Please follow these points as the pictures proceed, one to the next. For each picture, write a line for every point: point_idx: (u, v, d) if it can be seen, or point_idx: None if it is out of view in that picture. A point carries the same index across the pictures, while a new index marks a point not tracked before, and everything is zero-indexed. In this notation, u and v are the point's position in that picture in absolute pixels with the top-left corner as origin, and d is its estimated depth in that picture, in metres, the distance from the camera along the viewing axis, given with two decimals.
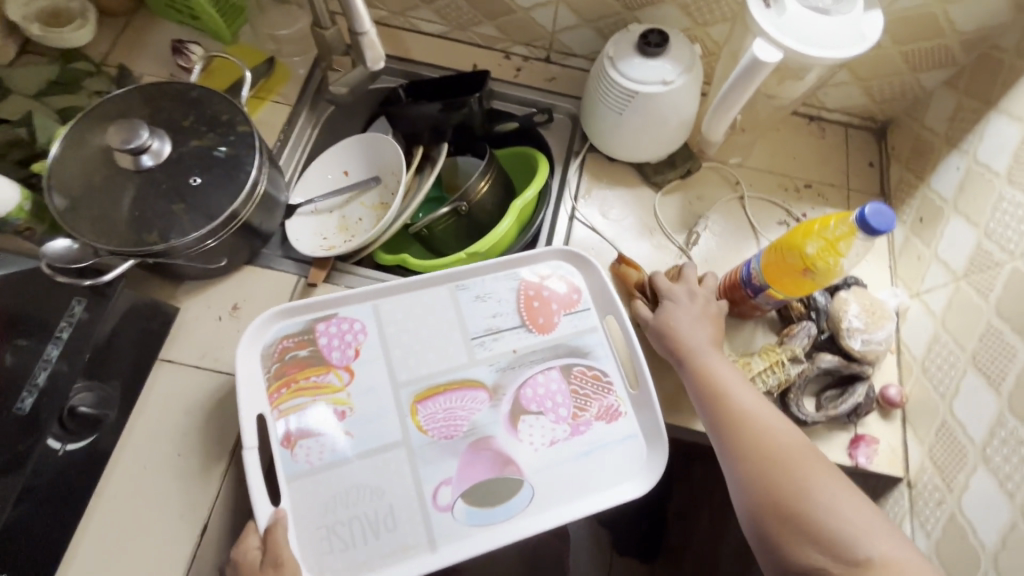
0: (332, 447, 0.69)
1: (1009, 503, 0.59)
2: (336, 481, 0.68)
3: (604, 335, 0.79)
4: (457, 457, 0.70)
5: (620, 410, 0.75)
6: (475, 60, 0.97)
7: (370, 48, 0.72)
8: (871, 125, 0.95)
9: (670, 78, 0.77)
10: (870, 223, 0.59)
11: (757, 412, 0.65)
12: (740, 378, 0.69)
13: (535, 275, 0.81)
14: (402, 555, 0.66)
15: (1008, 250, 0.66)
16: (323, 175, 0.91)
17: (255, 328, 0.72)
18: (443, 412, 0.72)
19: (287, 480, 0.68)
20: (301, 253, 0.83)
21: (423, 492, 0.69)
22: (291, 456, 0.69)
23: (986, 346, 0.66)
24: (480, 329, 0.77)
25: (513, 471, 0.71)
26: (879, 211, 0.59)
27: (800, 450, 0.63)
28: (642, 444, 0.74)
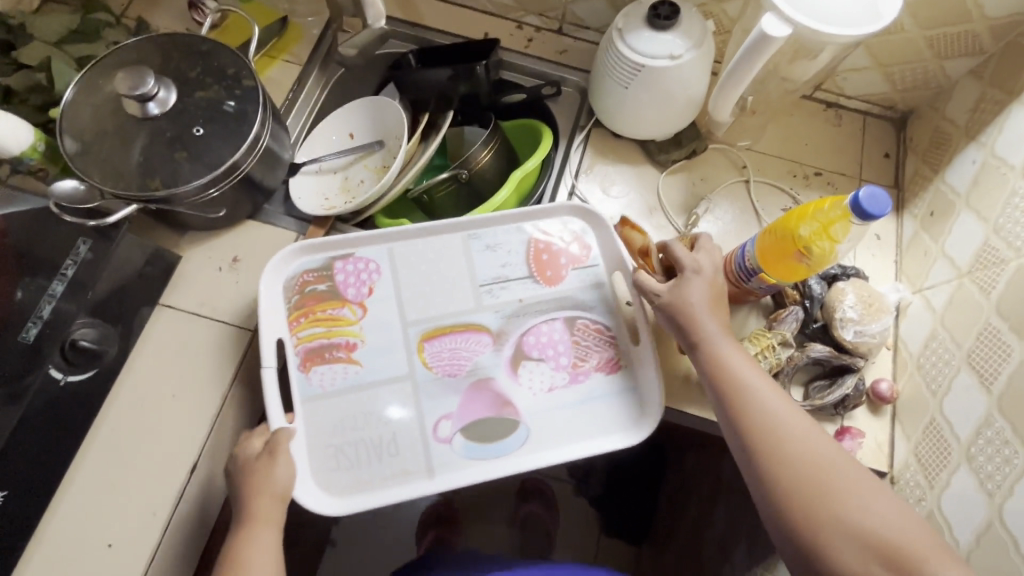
0: (346, 375, 0.73)
1: (988, 502, 0.58)
2: (347, 406, 0.72)
3: (609, 291, 0.79)
4: (458, 394, 0.73)
5: (620, 363, 0.76)
6: (487, 28, 0.96)
7: (372, 6, 0.77)
8: (891, 114, 0.92)
9: (679, 53, 0.75)
10: (863, 207, 0.58)
11: (776, 407, 0.60)
12: (755, 369, 0.64)
13: (549, 231, 0.82)
14: (399, 480, 0.70)
15: (1014, 246, 0.64)
16: (328, 137, 0.92)
17: (279, 259, 0.76)
18: (447, 350, 0.75)
19: (302, 401, 0.72)
20: (303, 210, 0.84)
21: (424, 424, 0.72)
22: (306, 380, 0.73)
23: (982, 344, 0.64)
24: (488, 278, 0.79)
25: (511, 413, 0.73)
26: (874, 191, 0.58)
27: (824, 448, 0.58)
28: (639, 398, 0.75)
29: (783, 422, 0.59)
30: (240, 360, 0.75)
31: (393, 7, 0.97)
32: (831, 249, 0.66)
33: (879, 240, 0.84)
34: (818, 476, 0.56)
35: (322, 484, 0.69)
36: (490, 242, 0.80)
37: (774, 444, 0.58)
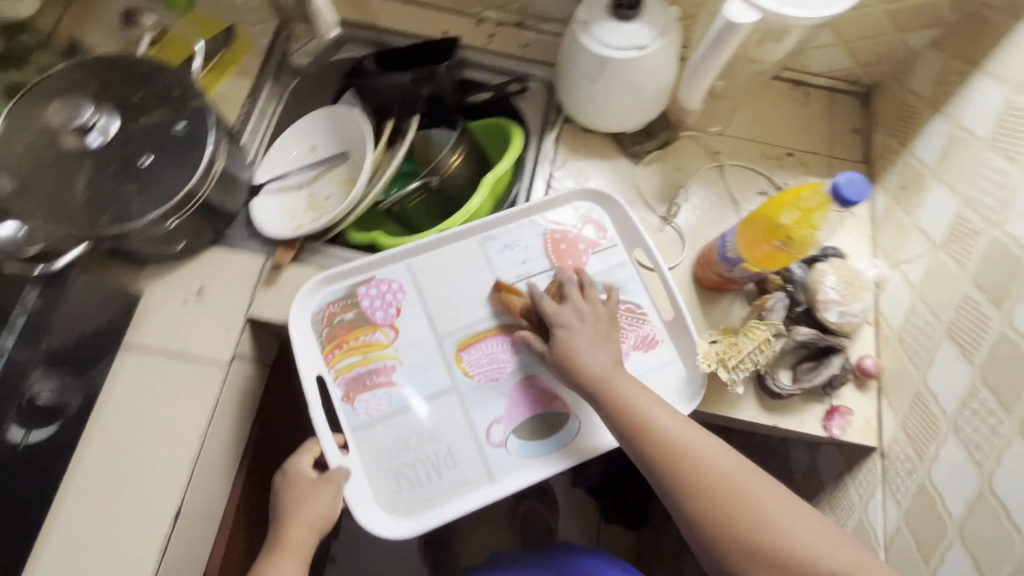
0: (388, 398, 0.73)
1: (977, 473, 0.59)
2: (395, 427, 0.72)
3: (639, 281, 0.79)
4: (504, 399, 0.74)
5: (657, 338, 0.77)
6: (446, 26, 0.93)
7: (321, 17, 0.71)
8: (856, 89, 0.92)
9: (645, 43, 0.73)
10: (842, 193, 0.57)
11: (683, 436, 0.63)
12: (650, 397, 0.66)
13: (562, 220, 0.81)
14: (462, 488, 0.71)
15: (987, 218, 0.65)
16: (286, 153, 0.87)
17: (304, 296, 0.75)
18: (488, 357, 0.75)
19: (352, 431, 0.72)
20: (268, 232, 0.80)
21: (476, 432, 0.73)
22: (352, 410, 0.73)
23: (962, 317, 0.65)
24: (515, 278, 0.79)
25: (560, 406, 0.74)
26: (852, 177, 0.58)
27: (729, 464, 0.62)
28: (682, 369, 0.76)
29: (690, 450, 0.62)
30: (217, 395, 0.72)
31: (345, 9, 0.93)
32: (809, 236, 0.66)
33: (854, 217, 0.84)
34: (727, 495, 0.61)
35: (390, 507, 0.70)
36: (508, 242, 0.79)
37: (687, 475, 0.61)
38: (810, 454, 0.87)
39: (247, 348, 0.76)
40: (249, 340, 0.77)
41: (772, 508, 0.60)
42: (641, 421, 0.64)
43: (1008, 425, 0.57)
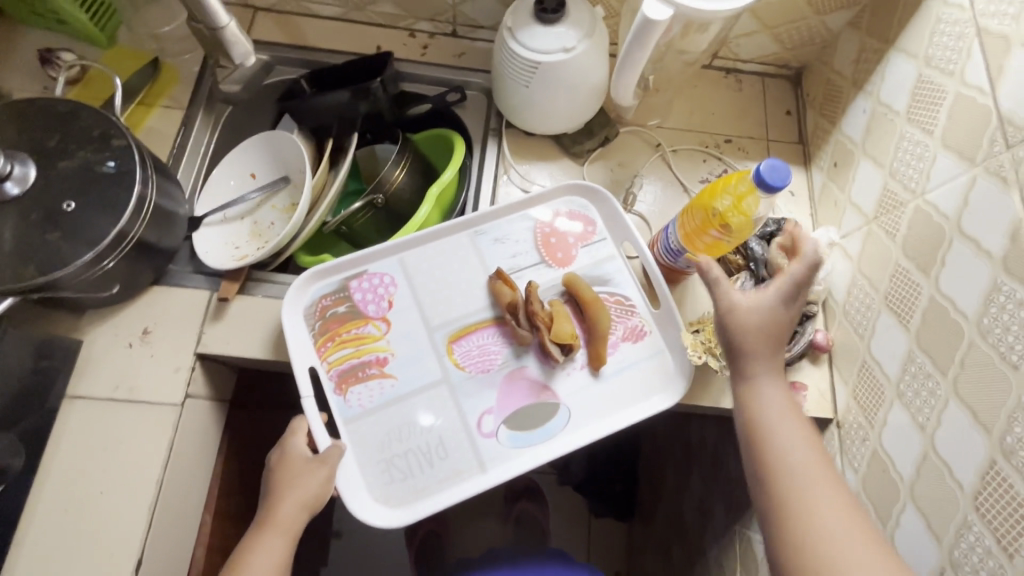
0: (382, 390, 0.73)
1: (921, 435, 0.61)
2: (388, 420, 0.72)
3: (623, 265, 0.80)
4: (495, 388, 0.74)
5: (645, 330, 0.77)
6: (379, 41, 0.92)
7: (237, 42, 0.65)
8: (786, 73, 0.95)
9: (571, 45, 0.74)
10: (766, 179, 0.59)
11: (808, 466, 0.56)
12: (794, 419, 0.60)
13: (546, 215, 0.82)
14: (453, 480, 0.70)
15: (910, 188, 0.67)
16: (225, 183, 0.85)
17: (294, 290, 0.74)
18: (477, 348, 0.75)
19: (345, 423, 0.71)
20: (211, 265, 0.78)
21: (467, 422, 0.72)
22: (344, 402, 0.72)
23: (897, 285, 0.67)
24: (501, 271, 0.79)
25: (550, 397, 0.74)
26: (774, 167, 0.60)
27: (858, 524, 0.53)
28: (669, 358, 0.76)
29: (808, 480, 0.55)
30: (171, 438, 0.70)
31: (273, 31, 0.92)
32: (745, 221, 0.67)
33: (794, 197, 0.87)
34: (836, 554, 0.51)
35: (382, 498, 0.69)
36: (498, 235, 0.80)
37: (787, 503, 0.55)
38: None
39: (200, 387, 0.75)
40: (202, 379, 0.75)
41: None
42: (767, 436, 0.59)
43: (944, 387, 0.59)
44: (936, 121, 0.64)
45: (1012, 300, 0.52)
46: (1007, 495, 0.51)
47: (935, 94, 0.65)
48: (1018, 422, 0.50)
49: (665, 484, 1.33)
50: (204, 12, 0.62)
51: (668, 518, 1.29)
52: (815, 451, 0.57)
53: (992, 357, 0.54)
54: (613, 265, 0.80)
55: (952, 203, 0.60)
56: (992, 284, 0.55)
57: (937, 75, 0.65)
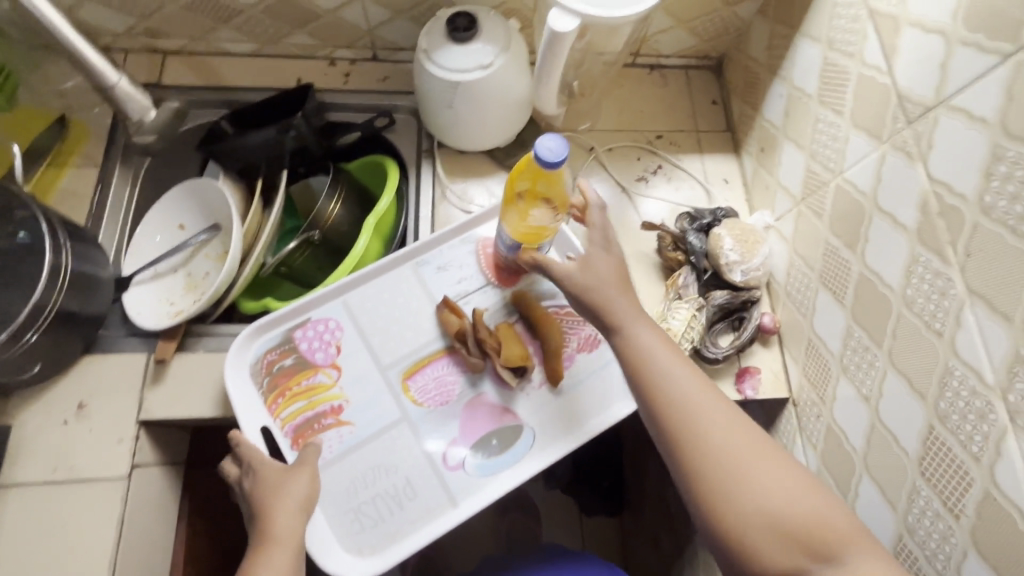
0: (341, 439, 0.71)
1: (867, 407, 0.63)
2: (351, 469, 0.70)
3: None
4: (456, 419, 0.73)
5: (600, 338, 0.77)
6: (299, 73, 0.90)
7: (130, 98, 0.71)
8: (707, 63, 0.97)
9: (488, 61, 0.74)
10: (541, 164, 0.56)
11: (693, 395, 0.56)
12: (671, 352, 0.59)
13: (489, 235, 0.81)
14: (427, 518, 0.69)
15: (830, 168, 0.69)
16: (150, 238, 0.82)
17: (236, 349, 0.71)
18: (434, 381, 0.74)
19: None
20: (144, 326, 0.75)
21: (432, 457, 0.71)
22: None
23: (830, 264, 0.69)
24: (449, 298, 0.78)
25: (512, 420, 0.73)
26: (548, 139, 0.56)
27: (744, 434, 0.54)
28: None
29: (696, 407, 0.55)
30: (121, 513, 0.67)
31: (187, 75, 0.88)
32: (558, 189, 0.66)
33: (728, 184, 0.89)
34: (730, 471, 0.53)
35: (355, 549, 0.68)
36: (440, 263, 0.79)
37: (682, 433, 0.55)
38: None
39: (148, 455, 0.71)
40: (149, 446, 0.72)
41: (780, 489, 0.52)
42: (650, 374, 0.57)
43: (881, 358, 0.60)
44: (844, 102, 0.66)
45: (930, 270, 0.54)
46: (947, 459, 0.52)
47: (841, 76, 0.67)
48: (947, 387, 0.52)
49: (648, 473, 1.34)
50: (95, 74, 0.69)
51: (655, 508, 1.30)
52: (696, 378, 0.57)
53: (919, 326, 0.55)
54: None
55: (868, 180, 0.62)
56: (910, 256, 0.56)
57: (840, 57, 0.67)
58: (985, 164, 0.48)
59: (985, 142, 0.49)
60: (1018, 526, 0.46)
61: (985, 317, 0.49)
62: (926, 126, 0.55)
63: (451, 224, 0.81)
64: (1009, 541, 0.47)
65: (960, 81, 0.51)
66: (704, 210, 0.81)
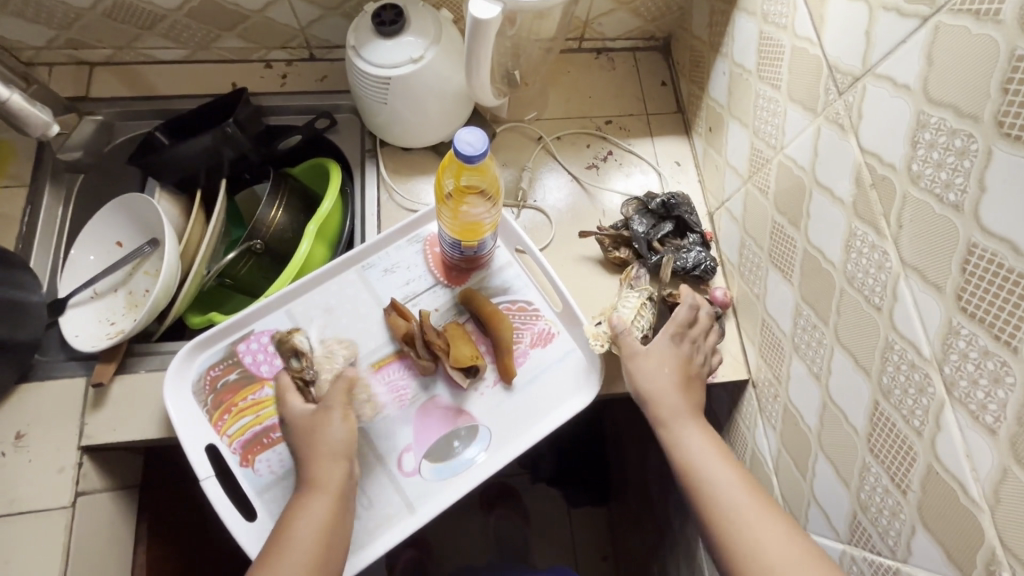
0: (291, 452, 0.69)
1: (818, 385, 0.62)
2: None
3: (519, 269, 0.79)
4: (410, 424, 0.71)
5: (553, 331, 0.76)
6: (234, 78, 0.87)
7: (28, 113, 0.67)
8: (655, 44, 0.95)
9: (418, 54, 0.72)
10: (463, 157, 0.55)
11: (743, 507, 0.59)
12: (720, 458, 0.63)
13: (436, 234, 0.80)
14: (387, 525, 0.68)
15: (772, 145, 0.68)
16: (86, 257, 0.80)
17: (175, 368, 0.69)
18: (386, 387, 0.72)
19: (257, 494, 0.67)
20: (81, 349, 0.73)
21: (387, 465, 0.69)
22: (254, 473, 0.68)
23: (777, 242, 0.67)
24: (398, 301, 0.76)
25: (467, 420, 0.72)
26: (467, 133, 0.56)
27: (781, 540, 0.56)
28: (582, 357, 0.75)
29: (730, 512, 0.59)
30: (65, 545, 0.65)
31: (116, 85, 0.85)
32: (488, 178, 0.64)
33: (680, 166, 0.88)
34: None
35: None
36: (386, 265, 0.77)
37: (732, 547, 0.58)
38: (707, 399, 0.90)
39: (94, 480, 0.69)
40: (94, 472, 0.69)
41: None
42: (702, 479, 0.62)
43: (828, 335, 0.59)
44: (781, 76, 0.65)
45: (867, 244, 0.53)
46: (893, 435, 0.52)
47: (775, 50, 0.65)
48: (889, 360, 0.51)
49: (631, 461, 1.33)
50: None
51: (638, 494, 1.29)
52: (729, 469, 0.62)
53: (860, 302, 0.54)
54: (508, 272, 0.78)
55: (806, 154, 0.61)
56: (848, 230, 0.55)
57: (774, 30, 0.66)
58: (910, 132, 0.47)
59: (909, 110, 0.47)
60: (958, 498, 0.45)
61: (919, 289, 0.48)
62: (856, 96, 0.53)
63: (396, 225, 0.79)
64: (952, 514, 0.46)
65: (884, 48, 0.50)
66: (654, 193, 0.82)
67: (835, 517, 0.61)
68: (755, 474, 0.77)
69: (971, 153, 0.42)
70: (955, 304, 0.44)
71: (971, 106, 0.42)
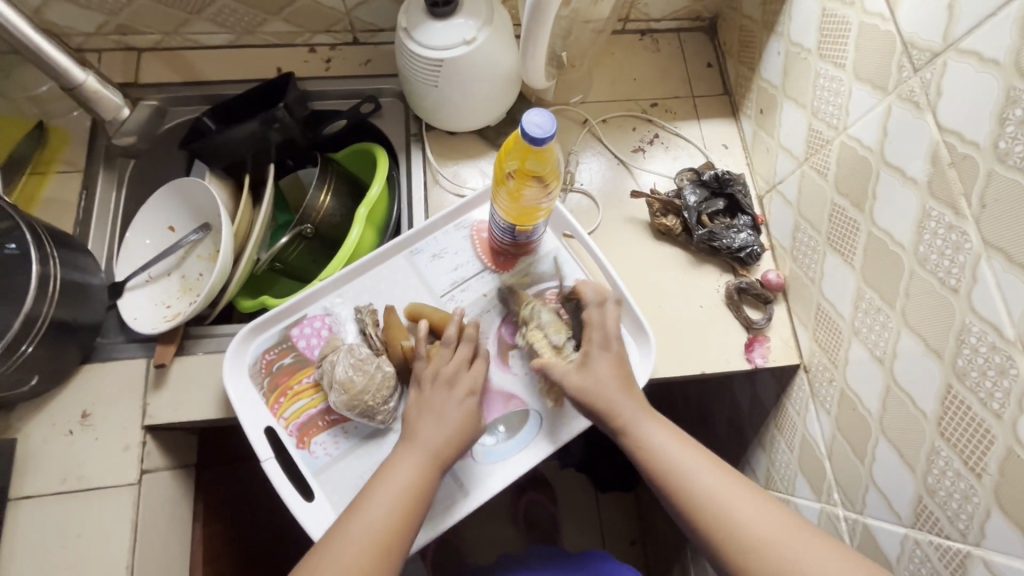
0: (346, 434, 0.70)
1: (882, 369, 0.61)
2: (359, 463, 0.69)
3: (567, 254, 0.78)
4: None
5: None
6: (279, 63, 0.88)
7: (101, 98, 0.70)
8: (700, 25, 0.93)
9: (471, 35, 0.71)
10: (532, 137, 0.55)
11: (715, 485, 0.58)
12: (685, 446, 0.62)
13: (484, 219, 0.80)
14: (442, 508, 0.68)
15: (833, 125, 0.66)
16: (141, 241, 0.81)
17: (233, 350, 0.70)
18: None
19: (314, 476, 0.68)
20: (140, 331, 0.74)
21: None
22: (310, 454, 0.69)
23: (836, 225, 0.66)
24: (446, 286, 0.76)
25: (518, 404, 0.72)
26: (535, 114, 0.56)
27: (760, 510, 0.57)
28: (631, 341, 0.74)
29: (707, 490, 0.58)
30: (133, 520, 0.66)
31: (166, 71, 0.86)
32: (548, 165, 0.63)
33: (727, 149, 0.86)
34: (779, 563, 0.54)
35: None
36: (435, 251, 0.77)
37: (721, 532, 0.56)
38: (750, 384, 0.89)
39: (156, 459, 0.71)
40: (156, 451, 0.71)
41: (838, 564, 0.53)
42: (674, 479, 0.59)
43: (894, 319, 0.59)
44: (845, 54, 0.63)
45: (943, 225, 0.52)
46: (967, 419, 0.51)
47: (840, 27, 0.64)
48: (966, 342, 0.50)
49: None
50: (59, 77, 0.67)
51: None
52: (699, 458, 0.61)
53: (933, 284, 0.53)
54: (556, 257, 0.78)
55: (873, 134, 0.60)
56: (922, 210, 0.54)
57: (839, 7, 0.64)
58: (998, 109, 0.46)
59: (997, 85, 0.46)
60: None
61: (1003, 270, 0.47)
62: (935, 72, 0.52)
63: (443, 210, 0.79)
64: None
65: (971, 21, 0.48)
66: (707, 167, 0.82)
67: (897, 501, 0.60)
68: (805, 459, 0.76)
69: None
70: None
71: None
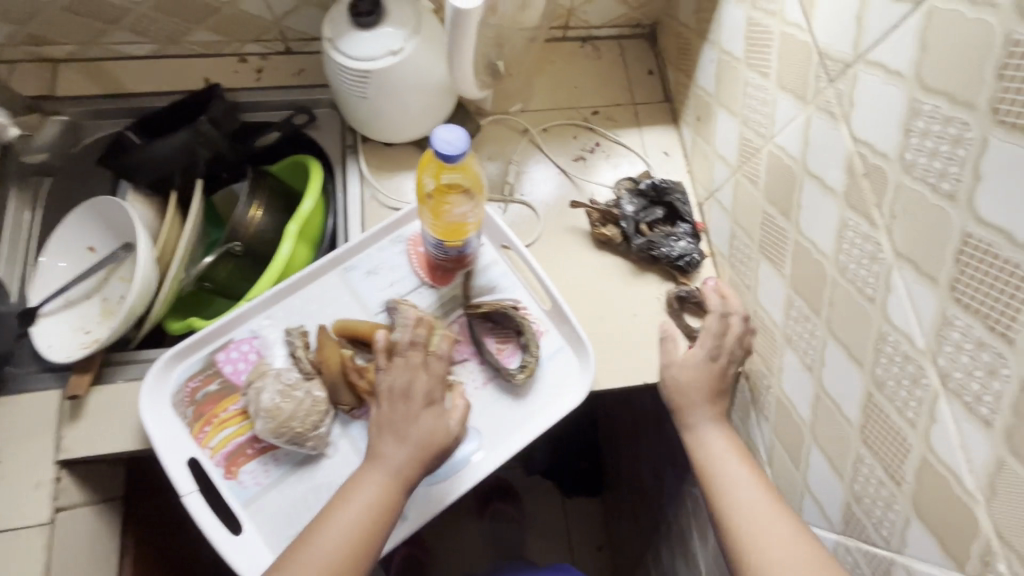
0: (276, 462, 0.67)
1: (812, 376, 0.61)
2: (291, 492, 0.66)
3: (506, 266, 0.77)
4: None
5: (542, 328, 0.74)
6: (206, 73, 0.84)
7: None
8: (640, 31, 0.93)
9: (397, 47, 0.70)
10: (439, 149, 0.55)
11: (753, 502, 0.59)
12: (740, 459, 0.63)
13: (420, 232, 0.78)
14: None
15: (761, 133, 0.66)
16: (55, 263, 0.77)
17: (152, 380, 0.67)
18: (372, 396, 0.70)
19: (243, 507, 0.65)
20: (54, 359, 0.70)
21: None
22: (238, 485, 0.66)
23: (768, 234, 0.66)
24: (381, 303, 0.74)
25: None
26: (446, 130, 0.55)
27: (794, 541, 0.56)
28: (571, 354, 0.73)
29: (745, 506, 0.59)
30: (45, 563, 0.63)
31: (83, 83, 0.81)
32: (468, 176, 0.65)
33: (668, 157, 0.86)
34: None
35: None
36: (369, 267, 0.75)
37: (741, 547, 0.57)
38: None
39: (73, 495, 0.67)
40: (73, 486, 0.67)
41: None
42: (716, 487, 0.62)
43: (820, 327, 0.59)
44: (769, 63, 0.63)
45: (859, 235, 0.52)
46: (886, 427, 0.51)
47: (764, 37, 0.64)
48: (883, 351, 0.51)
49: (624, 453, 1.33)
50: None
51: (631, 484, 1.29)
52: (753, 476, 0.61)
53: (853, 293, 0.54)
54: (494, 270, 0.77)
55: (796, 143, 0.60)
56: (840, 219, 0.54)
57: (762, 16, 0.64)
58: (903, 119, 0.46)
59: (902, 96, 0.46)
60: (953, 489, 0.45)
61: (913, 281, 0.47)
62: (848, 83, 0.52)
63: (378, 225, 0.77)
64: (946, 506, 0.46)
65: (878, 31, 0.48)
66: (644, 175, 0.82)
67: (830, 507, 0.60)
68: None
69: (966, 141, 0.41)
70: (950, 295, 0.44)
71: (966, 93, 0.41)
